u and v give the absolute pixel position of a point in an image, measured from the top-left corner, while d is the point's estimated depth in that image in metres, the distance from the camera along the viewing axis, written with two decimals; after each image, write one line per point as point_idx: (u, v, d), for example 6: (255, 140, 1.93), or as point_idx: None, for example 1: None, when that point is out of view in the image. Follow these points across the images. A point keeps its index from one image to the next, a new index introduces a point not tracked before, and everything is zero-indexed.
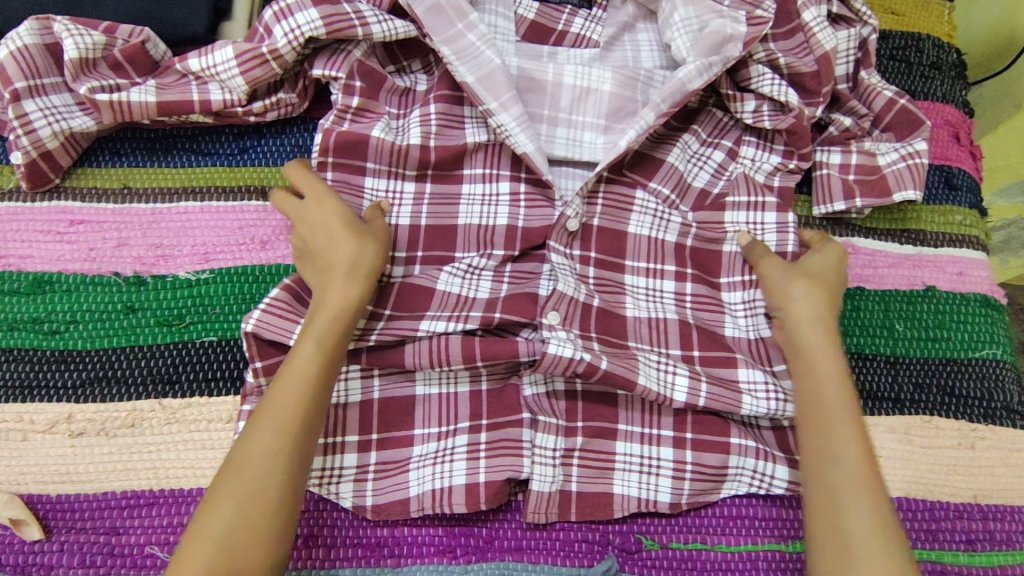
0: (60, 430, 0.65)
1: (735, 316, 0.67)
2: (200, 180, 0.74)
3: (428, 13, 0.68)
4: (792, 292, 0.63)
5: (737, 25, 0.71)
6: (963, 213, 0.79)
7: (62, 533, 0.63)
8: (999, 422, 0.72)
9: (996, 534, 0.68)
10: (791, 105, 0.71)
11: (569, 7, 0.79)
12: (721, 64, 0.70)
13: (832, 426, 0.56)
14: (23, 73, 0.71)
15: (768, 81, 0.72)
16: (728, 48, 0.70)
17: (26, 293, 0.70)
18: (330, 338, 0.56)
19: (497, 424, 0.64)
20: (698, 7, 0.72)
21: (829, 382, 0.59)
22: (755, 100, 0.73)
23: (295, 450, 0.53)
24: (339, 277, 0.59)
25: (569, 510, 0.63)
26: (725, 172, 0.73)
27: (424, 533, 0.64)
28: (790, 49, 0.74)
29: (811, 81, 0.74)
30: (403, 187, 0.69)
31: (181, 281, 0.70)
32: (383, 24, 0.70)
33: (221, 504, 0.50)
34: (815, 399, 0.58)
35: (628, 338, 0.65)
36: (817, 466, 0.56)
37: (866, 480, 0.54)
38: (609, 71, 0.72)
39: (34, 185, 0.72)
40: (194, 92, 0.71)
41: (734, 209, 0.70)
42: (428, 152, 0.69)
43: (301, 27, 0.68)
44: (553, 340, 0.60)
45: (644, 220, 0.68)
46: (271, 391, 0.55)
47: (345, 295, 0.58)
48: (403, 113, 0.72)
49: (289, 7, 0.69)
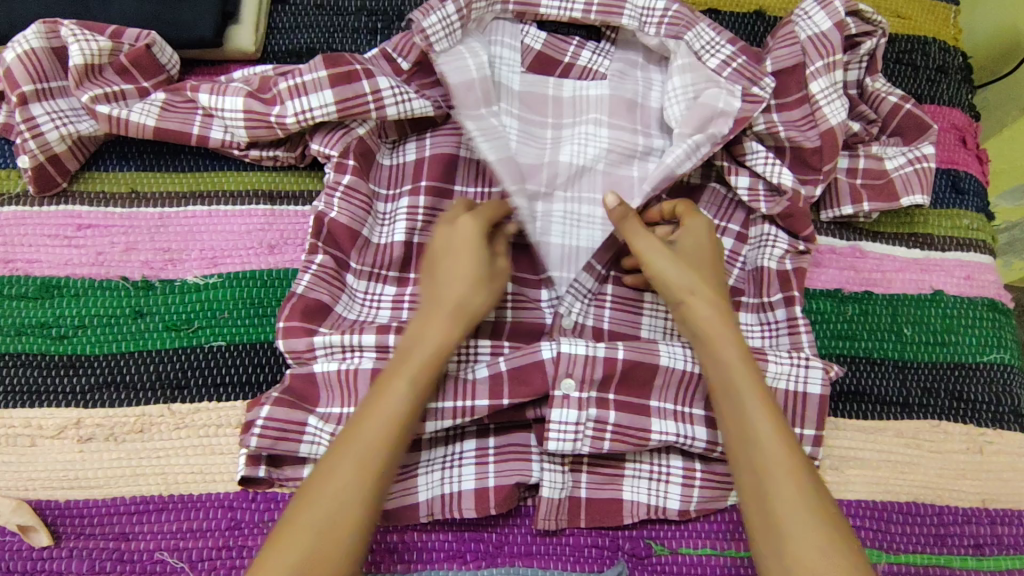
0: (68, 436, 0.65)
1: (753, 337, 0.69)
2: (208, 185, 0.74)
3: (462, 84, 0.70)
4: (682, 282, 0.60)
5: (732, 99, 0.70)
6: (970, 217, 0.79)
7: (70, 539, 0.63)
8: (1007, 426, 0.72)
9: (1003, 539, 0.68)
10: (785, 188, 0.70)
11: (578, 39, 0.79)
12: (708, 144, 0.70)
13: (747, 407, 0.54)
14: (30, 77, 0.70)
15: (762, 159, 0.71)
16: (716, 127, 0.70)
17: (35, 297, 0.69)
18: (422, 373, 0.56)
19: (505, 429, 0.64)
20: (695, 73, 0.73)
21: (732, 362, 0.56)
22: (748, 177, 0.71)
23: (376, 484, 0.52)
24: (446, 314, 0.58)
25: (578, 516, 0.63)
26: (738, 259, 0.72)
27: (434, 538, 0.64)
28: (793, 120, 0.71)
29: (814, 156, 0.71)
30: (383, 290, 0.68)
31: (190, 285, 0.70)
32: (399, 102, 0.69)
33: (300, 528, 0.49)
34: (725, 385, 0.55)
35: (651, 397, 0.62)
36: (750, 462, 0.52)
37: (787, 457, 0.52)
38: (604, 150, 0.74)
39: (42, 190, 0.72)
40: (196, 124, 0.72)
41: (745, 309, 0.69)
42: (410, 248, 0.69)
43: (313, 111, 0.69)
44: (554, 430, 0.61)
45: (657, 323, 0.69)
46: (368, 415, 0.53)
47: (443, 334, 0.57)
48: (393, 193, 0.72)
49: (304, 84, 0.69)
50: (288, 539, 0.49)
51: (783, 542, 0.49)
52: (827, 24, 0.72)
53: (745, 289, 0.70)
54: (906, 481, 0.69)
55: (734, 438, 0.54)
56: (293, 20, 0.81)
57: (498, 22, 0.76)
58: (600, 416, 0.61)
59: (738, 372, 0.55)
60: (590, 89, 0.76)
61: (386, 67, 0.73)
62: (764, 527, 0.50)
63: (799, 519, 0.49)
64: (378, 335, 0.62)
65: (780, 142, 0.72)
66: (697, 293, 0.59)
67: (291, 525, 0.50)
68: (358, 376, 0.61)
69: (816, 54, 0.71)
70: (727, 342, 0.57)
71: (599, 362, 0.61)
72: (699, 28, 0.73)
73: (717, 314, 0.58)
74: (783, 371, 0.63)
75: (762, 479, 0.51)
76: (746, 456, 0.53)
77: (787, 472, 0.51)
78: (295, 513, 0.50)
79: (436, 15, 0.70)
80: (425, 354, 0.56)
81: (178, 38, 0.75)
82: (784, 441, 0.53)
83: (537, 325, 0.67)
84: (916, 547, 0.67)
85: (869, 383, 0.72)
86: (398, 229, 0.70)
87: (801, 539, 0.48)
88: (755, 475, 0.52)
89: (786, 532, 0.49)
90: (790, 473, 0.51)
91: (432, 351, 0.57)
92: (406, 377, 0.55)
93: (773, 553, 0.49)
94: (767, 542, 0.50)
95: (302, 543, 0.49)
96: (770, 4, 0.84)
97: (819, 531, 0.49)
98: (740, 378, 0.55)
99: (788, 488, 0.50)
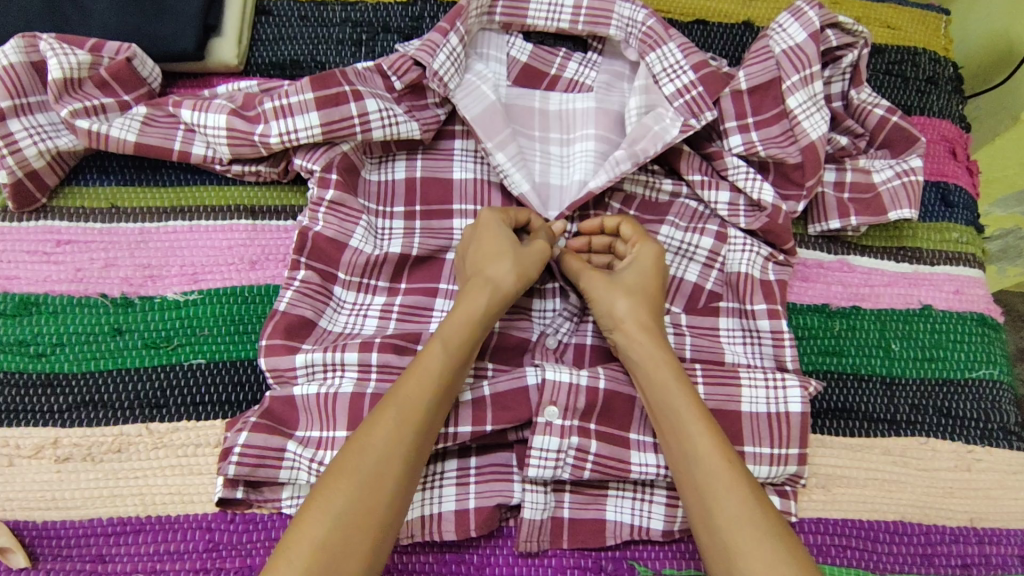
0: (46, 455, 0.65)
1: (735, 342, 0.68)
2: (189, 200, 0.73)
3: (480, 115, 0.70)
4: (618, 311, 0.61)
5: (670, 127, 0.70)
6: (959, 230, 0.78)
7: (47, 561, 0.62)
8: (995, 443, 0.71)
9: (992, 558, 0.67)
10: (764, 204, 0.69)
11: (564, 49, 0.78)
12: (628, 161, 0.69)
13: (683, 431, 0.55)
14: (8, 92, 0.69)
15: (744, 173, 0.70)
16: (643, 145, 0.69)
17: (12, 315, 0.69)
18: (457, 342, 0.57)
19: (488, 449, 0.64)
20: (649, 95, 0.72)
21: (666, 391, 0.57)
22: (729, 192, 0.71)
23: (414, 441, 0.53)
24: (484, 291, 0.60)
25: (561, 537, 0.63)
26: (718, 258, 0.70)
27: (414, 560, 0.63)
28: (773, 138, 0.70)
29: (795, 172, 0.71)
30: (372, 299, 0.68)
31: (169, 302, 0.69)
32: (385, 125, 0.69)
33: (344, 478, 0.50)
34: (663, 407, 0.57)
35: (630, 430, 0.62)
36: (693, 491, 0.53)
37: (727, 475, 0.52)
38: (591, 164, 0.72)
39: (21, 206, 0.71)
40: (179, 139, 0.71)
41: (728, 314, 0.68)
42: (400, 262, 0.68)
43: (298, 132, 0.68)
44: (535, 456, 0.60)
45: None
46: (407, 376, 0.55)
47: (475, 306, 0.59)
48: (383, 210, 0.71)
49: (289, 105, 0.68)
50: (321, 508, 0.49)
51: (731, 560, 0.49)
52: (801, 37, 0.70)
53: (722, 294, 0.70)
54: (893, 500, 0.68)
55: (678, 462, 0.55)
56: (277, 32, 0.80)
57: (483, 34, 0.76)
58: (582, 444, 0.60)
59: (673, 395, 0.57)
60: (576, 103, 0.75)
61: (379, 83, 0.71)
62: (713, 546, 0.51)
63: (743, 535, 0.49)
64: (361, 352, 0.62)
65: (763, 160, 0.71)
66: (632, 317, 0.61)
67: (323, 495, 0.49)
68: (338, 400, 0.60)
69: (792, 68, 0.70)
70: (663, 367, 0.58)
71: (582, 391, 0.61)
72: (664, 50, 0.72)
73: (651, 339, 0.60)
74: (760, 395, 0.63)
75: (706, 493, 0.52)
76: (688, 477, 0.54)
77: (730, 489, 0.51)
78: (337, 462, 0.51)
79: (443, 51, 0.69)
80: (458, 322, 0.59)
81: (159, 51, 0.74)
82: (727, 461, 0.53)
83: (522, 341, 0.66)
84: (902, 567, 0.66)
85: (858, 400, 0.71)
86: (395, 245, 0.69)
87: (746, 556, 0.48)
88: (700, 493, 0.52)
89: (732, 544, 0.49)
90: (731, 489, 0.51)
91: (467, 322, 0.59)
92: (440, 340, 0.57)
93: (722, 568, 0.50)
94: (717, 558, 0.50)
95: (344, 500, 0.49)
96: (758, 15, 0.84)
97: (767, 545, 0.48)
98: (678, 403, 0.56)
99: (732, 507, 0.51)
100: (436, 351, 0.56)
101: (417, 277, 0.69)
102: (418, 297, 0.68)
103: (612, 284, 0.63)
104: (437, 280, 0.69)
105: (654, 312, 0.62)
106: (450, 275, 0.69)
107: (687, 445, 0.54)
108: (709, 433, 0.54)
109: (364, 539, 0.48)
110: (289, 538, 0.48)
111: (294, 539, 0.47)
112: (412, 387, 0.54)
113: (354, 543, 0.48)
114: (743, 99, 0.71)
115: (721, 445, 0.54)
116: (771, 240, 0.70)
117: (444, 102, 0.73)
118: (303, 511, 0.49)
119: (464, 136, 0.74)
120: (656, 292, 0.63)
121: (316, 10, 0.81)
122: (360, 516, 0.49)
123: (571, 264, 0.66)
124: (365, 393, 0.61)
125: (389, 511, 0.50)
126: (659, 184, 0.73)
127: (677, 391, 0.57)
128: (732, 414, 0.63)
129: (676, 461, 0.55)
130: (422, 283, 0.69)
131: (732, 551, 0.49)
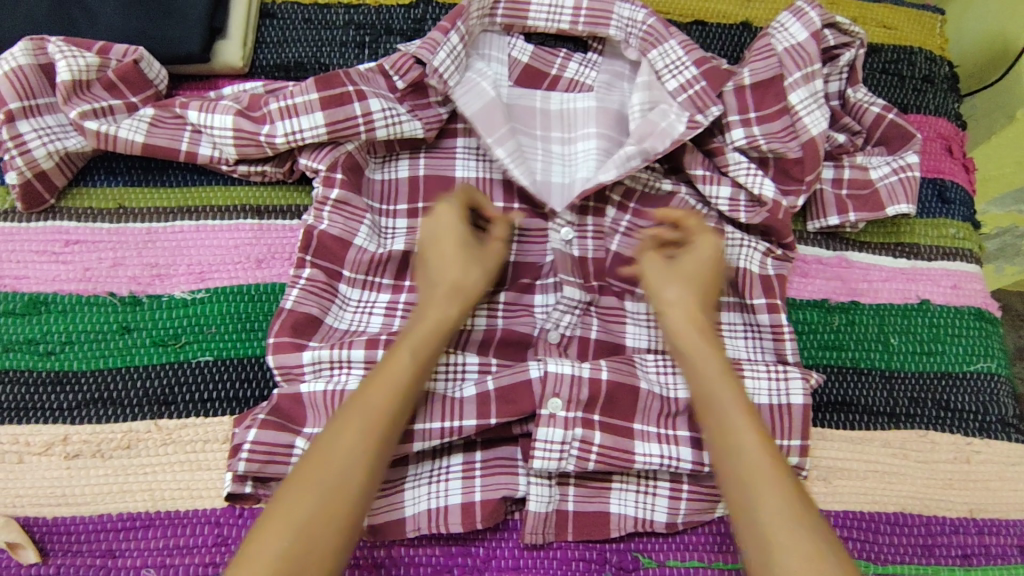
0: (56, 452, 0.65)
1: (735, 337, 0.69)
2: (195, 200, 0.74)
3: (479, 112, 0.71)
4: (669, 297, 0.62)
5: (676, 122, 0.71)
6: (956, 226, 0.79)
7: (57, 556, 0.63)
8: (993, 436, 0.72)
9: (991, 549, 0.68)
10: (766, 199, 0.70)
11: (565, 50, 0.79)
12: (639, 157, 0.70)
13: (727, 422, 0.55)
14: (17, 94, 0.70)
15: (745, 169, 0.71)
16: (652, 142, 0.70)
17: (21, 314, 0.70)
18: (426, 349, 0.58)
19: (493, 444, 0.64)
20: (652, 92, 0.73)
21: (714, 381, 0.58)
22: (729, 187, 0.71)
23: (379, 449, 0.53)
24: (450, 298, 0.61)
25: (566, 529, 0.63)
26: None
27: (420, 552, 0.64)
28: (774, 132, 0.71)
29: (795, 168, 0.72)
30: (377, 296, 0.69)
31: (177, 300, 0.70)
32: (389, 125, 0.69)
33: (309, 486, 0.50)
34: (706, 397, 0.57)
35: (634, 421, 0.63)
36: (733, 480, 0.53)
37: (768, 466, 0.52)
38: (594, 161, 0.73)
39: (30, 207, 0.72)
40: (185, 140, 0.72)
41: (728, 309, 0.70)
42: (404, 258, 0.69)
43: (304, 132, 0.69)
44: (540, 448, 0.61)
45: (640, 333, 0.68)
46: (373, 383, 0.56)
47: (442, 316, 0.60)
48: (386, 208, 0.72)
49: (295, 105, 0.69)
50: (285, 514, 0.49)
51: (772, 551, 0.49)
52: (803, 35, 0.72)
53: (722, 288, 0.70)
54: (893, 491, 0.69)
55: (717, 452, 0.55)
56: (282, 34, 0.82)
57: (486, 35, 0.77)
58: (586, 436, 0.61)
59: (719, 384, 0.57)
60: (577, 102, 0.76)
61: (382, 84, 0.72)
62: (751, 536, 0.50)
63: (781, 525, 0.49)
64: (366, 350, 0.63)
65: (763, 154, 0.72)
66: (683, 308, 0.61)
67: (288, 502, 0.50)
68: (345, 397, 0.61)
69: (794, 65, 0.71)
70: (710, 358, 0.59)
71: (585, 383, 0.62)
72: (665, 47, 0.73)
73: (700, 329, 0.60)
74: (762, 387, 0.64)
75: (744, 483, 0.52)
76: (729, 467, 0.54)
77: (773, 480, 0.52)
78: (302, 468, 0.52)
79: (444, 50, 0.70)
80: (426, 328, 0.59)
81: (166, 53, 0.75)
82: (769, 453, 0.53)
83: (526, 337, 0.67)
84: (904, 558, 0.67)
85: (858, 393, 0.72)
86: (398, 242, 0.71)
87: (785, 546, 0.48)
88: (740, 483, 0.53)
89: (772, 535, 0.49)
90: (773, 480, 0.52)
91: (434, 329, 0.60)
92: (409, 348, 0.58)
93: (759, 558, 0.49)
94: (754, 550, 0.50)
95: (310, 507, 0.50)
96: (755, 16, 0.85)
97: (804, 538, 0.49)
98: (723, 393, 0.57)
99: (774, 496, 0.51)
100: (404, 358, 0.57)
101: None
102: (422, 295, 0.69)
103: (670, 273, 0.64)
104: None
105: (706, 303, 0.62)
106: None
107: (729, 433, 0.55)
108: (752, 426, 0.55)
109: (327, 544, 0.49)
110: (253, 546, 0.48)
111: (257, 546, 0.48)
112: (378, 393, 0.55)
113: (319, 550, 0.49)
114: (745, 95, 0.71)
115: (764, 438, 0.54)
116: (770, 236, 0.72)
117: (446, 101, 0.74)
118: (267, 518, 0.50)
119: (466, 134, 0.75)
120: (712, 281, 0.64)
121: (319, 13, 0.82)
122: (325, 517, 0.50)
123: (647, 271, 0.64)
124: None
125: (353, 517, 0.51)
126: (658, 180, 0.73)
127: (722, 380, 0.57)
128: None
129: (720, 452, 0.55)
130: None
131: (772, 542, 0.49)
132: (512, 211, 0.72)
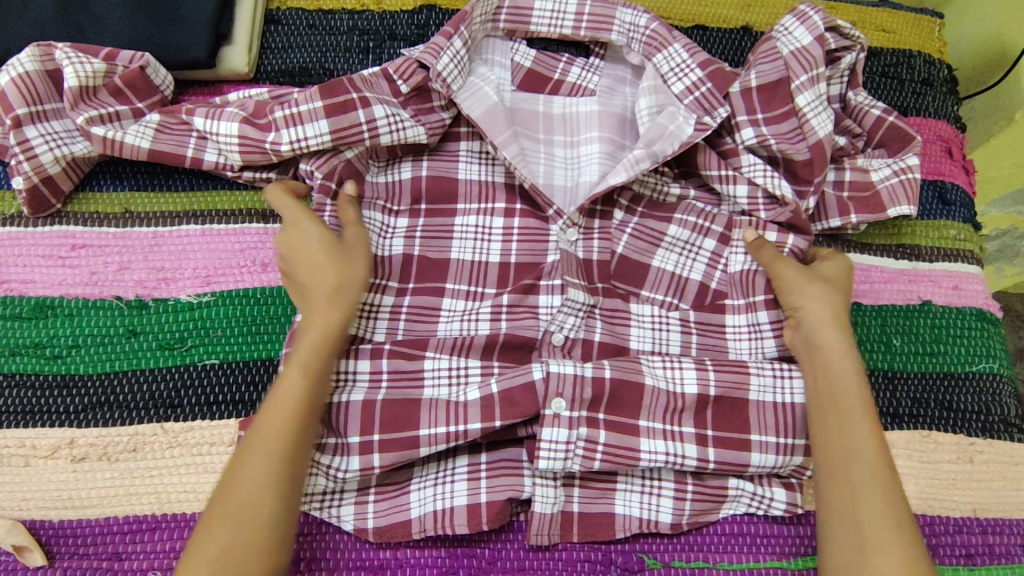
0: (62, 455, 0.66)
1: (741, 338, 0.68)
2: (200, 205, 0.75)
3: (483, 116, 0.72)
4: (808, 296, 0.65)
5: (685, 125, 0.71)
6: (956, 228, 0.80)
7: (63, 559, 0.63)
8: (996, 435, 0.72)
9: (995, 548, 0.68)
10: (787, 200, 0.71)
11: (567, 55, 0.79)
12: (648, 160, 0.70)
13: (847, 426, 0.59)
14: (25, 100, 0.71)
15: (762, 172, 0.71)
16: (662, 146, 0.71)
17: (28, 317, 0.70)
18: (315, 361, 0.59)
19: (497, 446, 0.65)
20: (658, 95, 0.74)
21: (840, 384, 0.61)
22: (747, 186, 0.72)
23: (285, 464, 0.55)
24: (333, 307, 0.61)
25: (571, 531, 0.64)
26: (721, 260, 0.72)
27: (425, 554, 0.64)
28: (783, 134, 0.72)
29: (803, 169, 0.72)
30: (382, 299, 0.68)
31: (183, 304, 0.71)
32: (393, 130, 0.70)
33: (223, 516, 0.54)
34: (830, 397, 0.60)
35: (639, 418, 0.63)
36: (836, 479, 0.57)
37: (878, 476, 0.56)
38: (597, 165, 0.74)
39: (36, 212, 0.72)
40: (190, 147, 0.72)
41: (734, 311, 0.69)
42: (410, 261, 0.70)
43: (308, 139, 0.69)
44: (545, 449, 0.61)
45: (645, 335, 0.69)
46: (268, 405, 0.57)
47: (329, 322, 0.60)
48: (389, 208, 0.72)
49: (300, 113, 0.69)
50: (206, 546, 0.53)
51: (862, 551, 0.54)
52: (807, 39, 0.72)
53: (726, 292, 0.71)
54: None
55: (828, 450, 0.59)
56: (286, 41, 0.82)
57: (489, 40, 0.78)
58: (591, 435, 0.62)
59: (847, 389, 0.60)
60: (579, 106, 0.77)
61: (385, 88, 0.72)
62: (844, 533, 0.55)
63: (880, 531, 0.54)
64: (371, 361, 0.64)
65: (773, 153, 0.72)
66: (817, 310, 0.64)
67: (207, 535, 0.53)
68: (351, 408, 0.62)
69: (801, 68, 0.71)
70: (842, 361, 0.62)
71: (588, 383, 0.62)
72: (669, 51, 0.73)
73: (838, 333, 0.63)
74: (767, 385, 0.64)
75: (851, 486, 0.56)
76: (838, 465, 0.58)
77: (879, 489, 0.56)
78: (218, 499, 0.55)
79: (447, 55, 0.71)
80: (313, 339, 0.60)
81: (171, 59, 0.76)
82: (880, 462, 0.57)
83: (529, 341, 0.66)
84: None
85: None
86: (397, 246, 0.71)
87: (880, 551, 0.54)
88: (847, 484, 0.57)
89: (867, 537, 0.54)
90: (880, 489, 0.56)
91: (321, 338, 0.60)
92: (298, 364, 0.58)
93: (848, 556, 0.55)
94: (846, 547, 0.55)
95: (228, 535, 0.53)
96: (755, 20, 0.86)
97: (901, 548, 0.54)
98: (849, 398, 0.60)
99: (876, 504, 0.55)
100: (293, 375, 0.58)
101: (425, 277, 0.70)
102: (425, 301, 0.69)
103: (805, 274, 0.66)
104: (442, 279, 0.70)
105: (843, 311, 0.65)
106: (456, 275, 0.70)
107: (846, 438, 0.58)
108: (873, 436, 0.58)
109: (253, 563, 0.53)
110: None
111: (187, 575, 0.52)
112: (272, 416, 0.57)
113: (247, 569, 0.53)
114: (753, 97, 0.72)
115: (881, 449, 0.58)
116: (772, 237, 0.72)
117: (450, 106, 0.74)
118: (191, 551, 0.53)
119: (470, 137, 0.76)
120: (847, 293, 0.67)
121: (324, 19, 0.83)
122: (245, 544, 0.53)
123: (782, 272, 0.66)
124: (375, 401, 0.62)
125: (278, 531, 0.55)
126: (666, 186, 0.74)
127: (852, 387, 0.60)
128: (740, 402, 0.64)
129: (829, 450, 0.59)
130: (430, 281, 0.70)
131: (865, 546, 0.54)
132: (514, 213, 0.72)
